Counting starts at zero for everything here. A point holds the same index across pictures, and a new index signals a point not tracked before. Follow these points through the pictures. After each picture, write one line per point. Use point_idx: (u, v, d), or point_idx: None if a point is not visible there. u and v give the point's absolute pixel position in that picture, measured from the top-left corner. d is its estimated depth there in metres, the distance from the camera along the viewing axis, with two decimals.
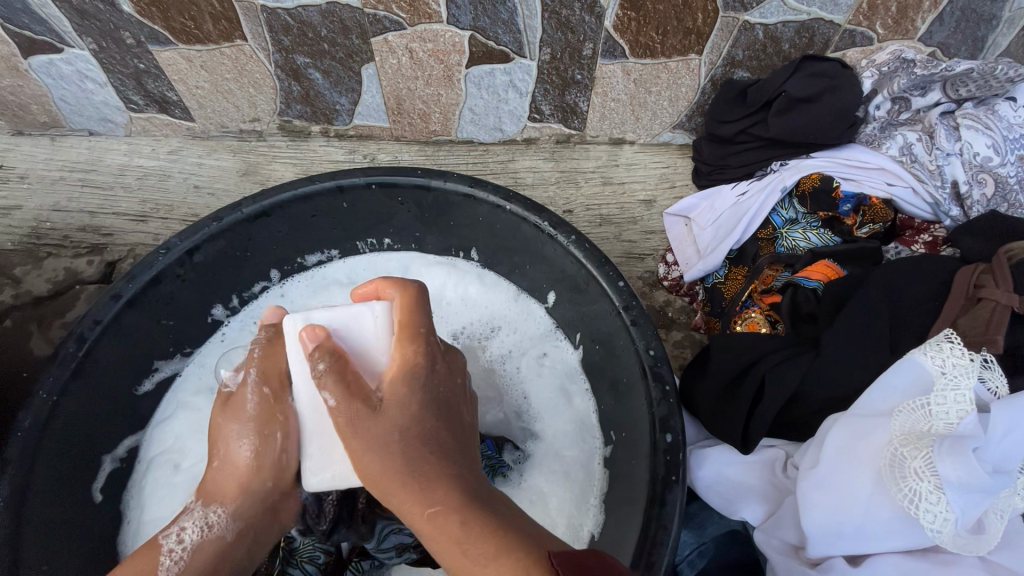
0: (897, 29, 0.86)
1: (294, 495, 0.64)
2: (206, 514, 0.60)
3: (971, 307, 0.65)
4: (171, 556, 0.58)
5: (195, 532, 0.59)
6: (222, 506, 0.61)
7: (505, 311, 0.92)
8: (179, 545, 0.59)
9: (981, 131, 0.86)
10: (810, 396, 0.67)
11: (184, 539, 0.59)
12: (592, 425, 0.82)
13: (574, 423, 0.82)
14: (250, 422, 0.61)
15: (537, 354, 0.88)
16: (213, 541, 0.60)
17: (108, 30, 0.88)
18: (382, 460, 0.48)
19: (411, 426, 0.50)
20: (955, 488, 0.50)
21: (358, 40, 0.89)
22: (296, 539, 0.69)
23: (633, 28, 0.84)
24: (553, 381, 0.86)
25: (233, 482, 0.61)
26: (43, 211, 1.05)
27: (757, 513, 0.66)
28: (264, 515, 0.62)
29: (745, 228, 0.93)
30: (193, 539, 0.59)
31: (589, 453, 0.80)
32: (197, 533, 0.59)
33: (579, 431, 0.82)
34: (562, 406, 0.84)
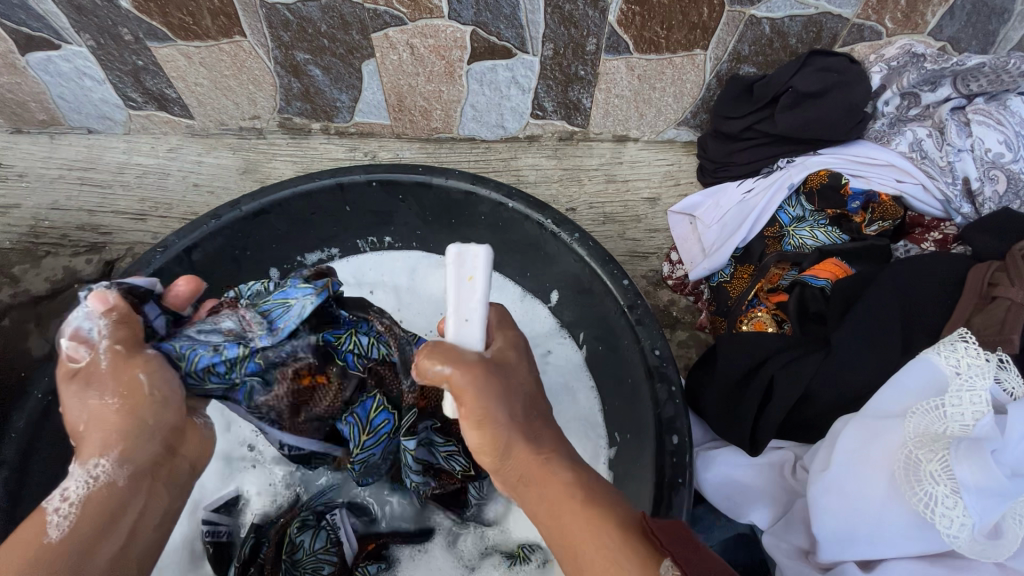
0: (907, 23, 0.85)
1: (188, 438, 0.61)
2: (90, 466, 0.54)
3: (985, 306, 0.63)
4: (56, 514, 0.51)
5: (80, 487, 0.53)
6: (105, 454, 0.55)
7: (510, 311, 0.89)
8: (61, 503, 0.52)
9: (992, 127, 0.84)
10: (820, 396, 0.66)
11: (68, 497, 0.52)
12: (597, 425, 0.80)
13: (578, 422, 0.80)
14: (103, 379, 0.56)
15: (540, 354, 0.86)
16: (103, 490, 0.54)
17: (106, 26, 0.87)
18: (496, 411, 0.51)
19: (526, 401, 0.55)
20: (972, 492, 0.48)
21: (359, 36, 0.88)
22: (299, 550, 0.68)
23: (638, 23, 0.83)
24: (555, 381, 0.83)
25: (113, 434, 0.55)
26: (41, 210, 1.04)
27: (766, 516, 0.65)
28: (159, 459, 0.57)
29: (752, 226, 0.91)
30: (79, 494, 0.53)
31: (592, 451, 0.78)
32: (82, 487, 0.53)
33: (585, 430, 0.80)
34: (564, 406, 0.82)
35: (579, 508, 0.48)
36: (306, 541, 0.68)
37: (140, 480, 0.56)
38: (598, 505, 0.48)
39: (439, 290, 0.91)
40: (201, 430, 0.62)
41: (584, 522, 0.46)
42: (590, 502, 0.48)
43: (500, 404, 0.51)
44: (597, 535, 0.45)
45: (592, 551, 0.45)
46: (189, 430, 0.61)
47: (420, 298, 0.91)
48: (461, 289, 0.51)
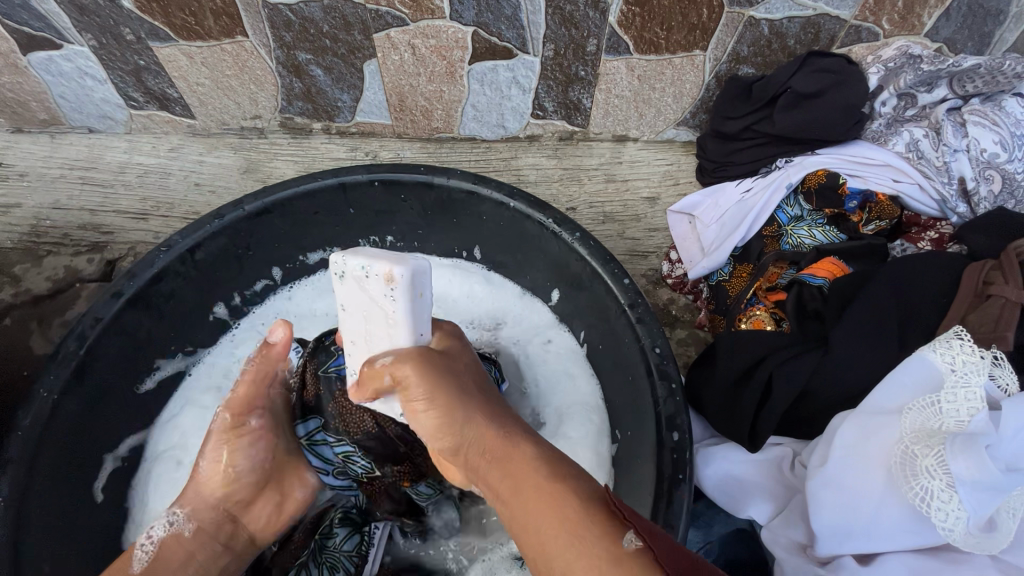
0: (904, 24, 0.86)
1: (253, 512, 0.69)
2: (172, 513, 0.66)
3: (980, 304, 0.64)
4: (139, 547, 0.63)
5: (162, 529, 0.65)
6: (185, 508, 0.66)
7: (509, 305, 0.91)
8: (146, 541, 0.64)
9: (988, 127, 0.85)
10: (819, 393, 0.67)
11: (152, 536, 0.64)
12: (596, 410, 0.81)
13: (578, 407, 0.82)
14: (211, 442, 0.67)
15: (541, 343, 0.88)
16: (173, 539, 0.65)
17: (108, 26, 0.87)
18: (447, 391, 0.52)
19: (479, 385, 0.56)
20: (966, 486, 0.49)
21: (361, 36, 0.88)
22: (331, 538, 0.71)
23: (638, 24, 0.84)
24: (556, 369, 0.86)
25: (203, 492, 0.67)
26: (42, 209, 1.05)
27: (765, 510, 0.65)
28: (222, 523, 0.67)
29: (750, 225, 0.92)
30: (158, 535, 0.65)
31: (597, 434, 0.80)
32: (161, 531, 0.65)
33: (584, 415, 0.81)
34: (565, 394, 0.84)
35: (539, 478, 0.45)
36: (339, 535, 0.71)
37: (202, 540, 0.66)
38: (562, 472, 0.45)
39: (439, 287, 0.92)
40: (271, 503, 0.70)
41: (542, 490, 0.43)
42: (549, 471, 0.45)
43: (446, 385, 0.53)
44: (559, 502, 0.42)
45: (546, 515, 0.42)
46: (256, 500, 0.69)
47: None
48: (415, 305, 0.54)
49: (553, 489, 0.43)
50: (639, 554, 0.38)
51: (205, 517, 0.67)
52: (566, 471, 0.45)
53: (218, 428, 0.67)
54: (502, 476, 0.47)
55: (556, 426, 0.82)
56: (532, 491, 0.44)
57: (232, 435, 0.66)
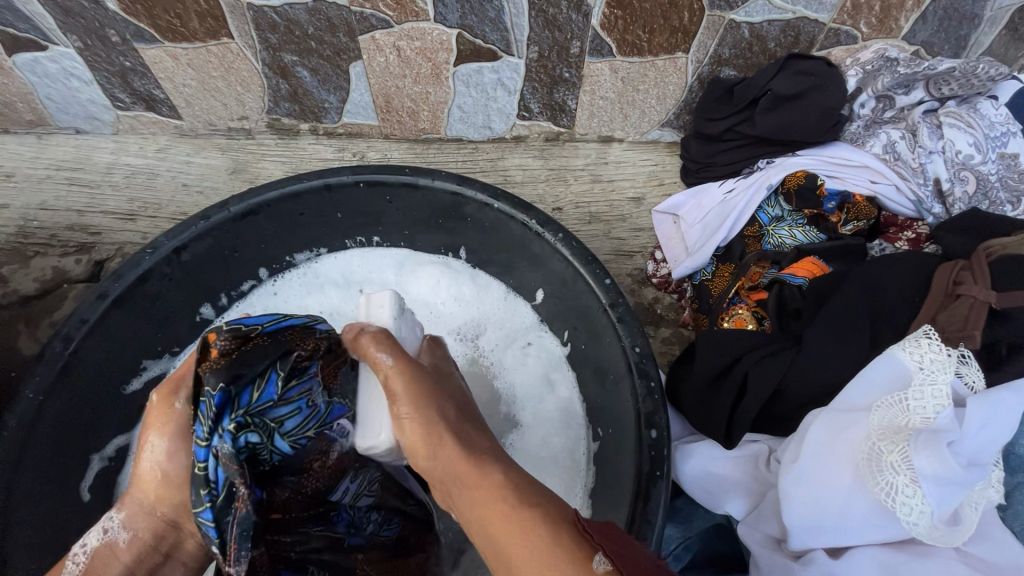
0: (881, 28, 0.87)
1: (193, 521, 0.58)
2: (110, 519, 0.57)
3: (949, 303, 0.66)
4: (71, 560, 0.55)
5: (97, 537, 0.56)
6: (122, 513, 0.57)
7: (492, 310, 0.92)
8: (79, 548, 0.56)
9: (963, 129, 0.87)
10: (792, 391, 0.68)
11: (84, 543, 0.56)
12: (575, 414, 0.83)
13: (559, 410, 0.84)
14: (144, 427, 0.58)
15: (519, 347, 0.89)
16: (107, 550, 0.56)
17: (93, 28, 0.87)
18: (423, 411, 0.55)
19: (456, 411, 0.58)
20: (929, 481, 0.51)
21: (346, 38, 0.89)
22: None
23: (620, 27, 0.85)
24: (535, 372, 0.87)
25: (139, 496, 0.57)
26: (30, 210, 1.05)
27: (741, 506, 0.67)
28: (159, 533, 0.57)
29: (732, 225, 0.94)
30: (93, 544, 0.56)
31: (574, 439, 0.81)
32: (94, 538, 0.56)
33: (563, 420, 0.83)
34: (543, 397, 0.85)
35: (510, 506, 0.47)
36: None
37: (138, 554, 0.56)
38: (528, 500, 0.47)
39: (428, 290, 0.93)
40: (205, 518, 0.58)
41: (511, 519, 0.46)
42: (519, 500, 0.48)
43: (434, 408, 0.56)
44: (528, 530, 0.45)
45: (519, 541, 0.45)
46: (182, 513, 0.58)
47: (412, 298, 0.93)
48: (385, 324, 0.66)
49: (520, 514, 0.46)
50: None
51: (139, 524, 0.57)
52: (533, 498, 0.48)
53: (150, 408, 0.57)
54: (471, 501, 0.50)
55: (536, 429, 0.83)
56: (505, 516, 0.47)
57: (157, 423, 0.56)
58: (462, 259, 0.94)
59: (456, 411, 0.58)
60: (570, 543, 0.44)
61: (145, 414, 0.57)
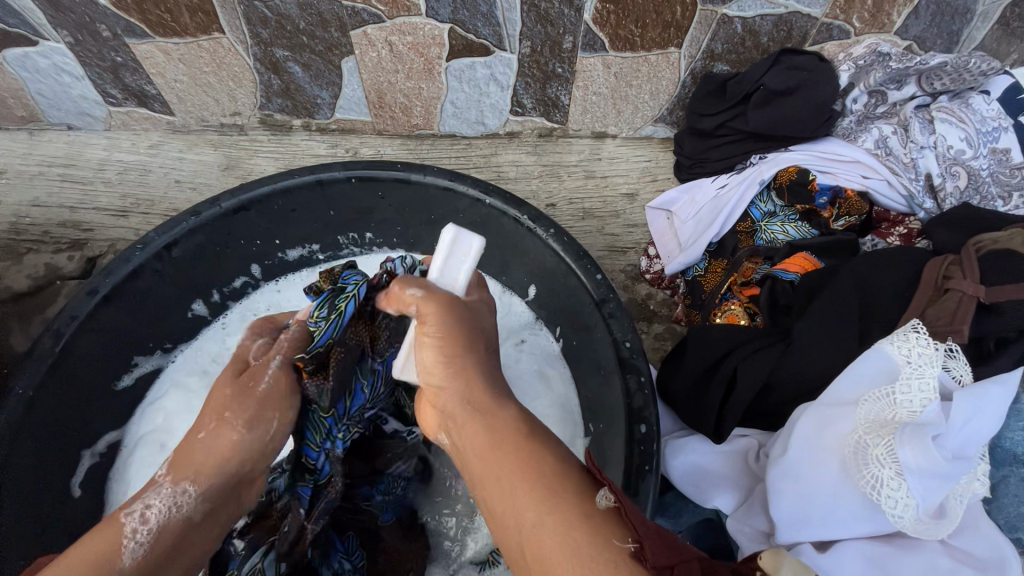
0: (874, 22, 0.87)
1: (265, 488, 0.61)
2: (178, 493, 0.53)
3: (938, 298, 0.66)
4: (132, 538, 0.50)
5: (162, 514, 0.52)
6: (195, 484, 0.54)
7: None
8: (140, 526, 0.51)
9: (955, 124, 0.87)
10: (782, 385, 0.68)
11: (147, 519, 0.51)
12: (572, 409, 0.83)
13: (556, 406, 0.83)
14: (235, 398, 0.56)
15: (513, 344, 0.89)
16: (177, 523, 0.53)
17: (83, 23, 0.87)
18: (458, 330, 0.51)
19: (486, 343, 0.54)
20: (914, 474, 0.51)
21: (338, 33, 0.89)
22: None
23: (612, 22, 0.84)
24: (529, 367, 0.87)
25: (217, 467, 0.55)
26: (22, 207, 1.05)
27: (729, 501, 0.67)
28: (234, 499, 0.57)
29: (724, 221, 0.94)
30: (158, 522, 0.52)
31: (569, 434, 0.81)
32: (160, 515, 0.52)
33: (560, 419, 0.82)
34: (539, 393, 0.84)
35: (523, 439, 0.46)
36: None
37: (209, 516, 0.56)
38: (539, 440, 0.46)
39: None
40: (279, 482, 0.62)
41: (521, 456, 0.44)
42: (534, 436, 0.46)
43: (469, 339, 0.52)
44: (534, 463, 0.44)
45: (524, 474, 0.43)
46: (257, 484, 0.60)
47: None
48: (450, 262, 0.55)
49: (529, 450, 0.45)
50: (611, 512, 0.41)
51: (217, 498, 0.56)
52: (546, 440, 0.46)
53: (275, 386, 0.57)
54: (481, 431, 0.47)
55: None
56: (517, 447, 0.45)
57: (279, 403, 0.58)
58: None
59: (488, 347, 0.55)
60: (578, 481, 0.43)
61: (265, 392, 0.57)
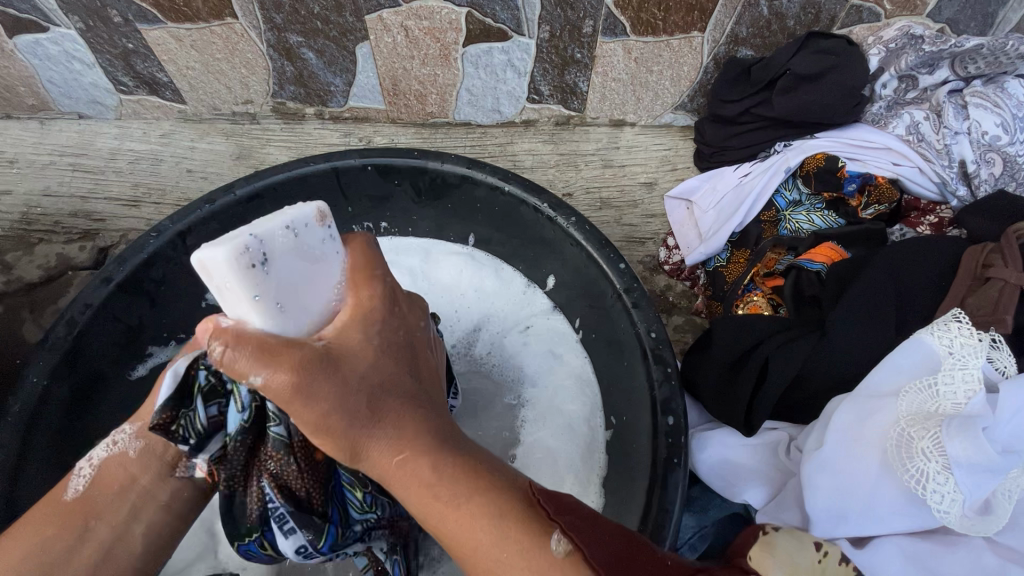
0: (906, 4, 0.84)
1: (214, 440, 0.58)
2: (120, 430, 0.57)
3: (979, 287, 0.64)
4: (77, 474, 0.55)
5: (104, 450, 0.56)
6: (133, 424, 0.57)
7: (513, 300, 0.88)
8: (88, 463, 0.56)
9: (990, 109, 0.84)
10: (814, 378, 0.66)
11: (92, 458, 0.56)
12: (588, 382, 0.80)
13: (573, 379, 0.81)
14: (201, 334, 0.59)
15: (522, 330, 0.86)
16: (119, 458, 0.56)
17: (95, 8, 0.86)
18: (332, 415, 0.41)
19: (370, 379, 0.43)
20: (962, 468, 0.49)
21: (352, 18, 0.87)
22: None
23: (634, 5, 0.82)
24: (540, 349, 0.84)
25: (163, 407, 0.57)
26: (33, 196, 1.04)
27: (759, 495, 0.65)
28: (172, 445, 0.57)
29: (747, 211, 0.92)
30: (99, 458, 0.56)
31: (591, 406, 0.78)
32: (105, 451, 0.56)
33: (579, 388, 0.80)
34: (556, 370, 0.82)
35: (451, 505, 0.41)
36: None
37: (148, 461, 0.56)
38: (472, 484, 0.41)
39: (450, 278, 0.89)
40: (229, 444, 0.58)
41: (457, 504, 0.41)
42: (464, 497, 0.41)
43: (340, 407, 0.41)
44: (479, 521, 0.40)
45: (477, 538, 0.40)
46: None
47: (432, 284, 0.89)
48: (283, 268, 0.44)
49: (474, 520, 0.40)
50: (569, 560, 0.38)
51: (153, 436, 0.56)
52: (485, 485, 0.41)
53: (193, 335, 0.56)
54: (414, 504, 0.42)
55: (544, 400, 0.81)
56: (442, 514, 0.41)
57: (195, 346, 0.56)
58: (478, 248, 0.90)
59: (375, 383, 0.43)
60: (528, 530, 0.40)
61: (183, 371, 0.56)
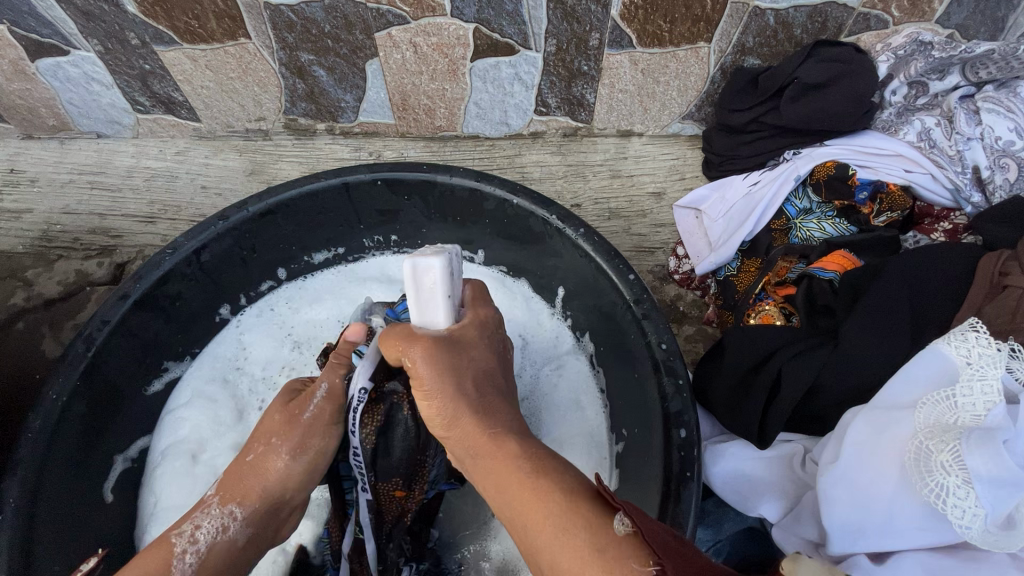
0: (914, 11, 0.84)
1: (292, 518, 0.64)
2: (226, 514, 0.58)
3: (996, 295, 0.63)
4: (181, 560, 0.54)
5: (210, 534, 0.56)
6: (241, 510, 0.58)
7: (529, 321, 0.89)
8: (191, 546, 0.55)
9: (1003, 115, 0.83)
10: (829, 389, 0.66)
11: (197, 539, 0.56)
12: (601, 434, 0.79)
13: (584, 434, 0.80)
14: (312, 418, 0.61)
15: (552, 368, 0.85)
16: (224, 544, 0.57)
17: (113, 31, 0.88)
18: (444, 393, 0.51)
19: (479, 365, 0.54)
20: (984, 482, 0.48)
21: (362, 35, 0.88)
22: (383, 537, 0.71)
23: (640, 17, 0.83)
24: (565, 386, 0.84)
25: (267, 492, 0.60)
26: (53, 214, 1.06)
27: (775, 509, 0.64)
28: (267, 530, 0.61)
29: (760, 217, 0.91)
30: (205, 541, 0.56)
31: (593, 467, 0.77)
32: (210, 536, 0.56)
33: (588, 444, 0.79)
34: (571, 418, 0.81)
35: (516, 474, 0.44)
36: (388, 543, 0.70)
37: (248, 545, 0.59)
38: (546, 466, 0.45)
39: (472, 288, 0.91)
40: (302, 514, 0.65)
41: (529, 482, 0.43)
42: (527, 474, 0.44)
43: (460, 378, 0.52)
44: (546, 499, 0.42)
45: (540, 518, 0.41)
46: (293, 516, 0.64)
47: None
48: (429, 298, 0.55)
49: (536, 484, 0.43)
50: (629, 539, 0.39)
51: (260, 522, 0.60)
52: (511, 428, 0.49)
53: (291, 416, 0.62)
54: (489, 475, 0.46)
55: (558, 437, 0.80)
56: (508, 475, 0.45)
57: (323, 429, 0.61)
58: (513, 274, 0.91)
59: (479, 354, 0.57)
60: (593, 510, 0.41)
61: (311, 464, 0.61)
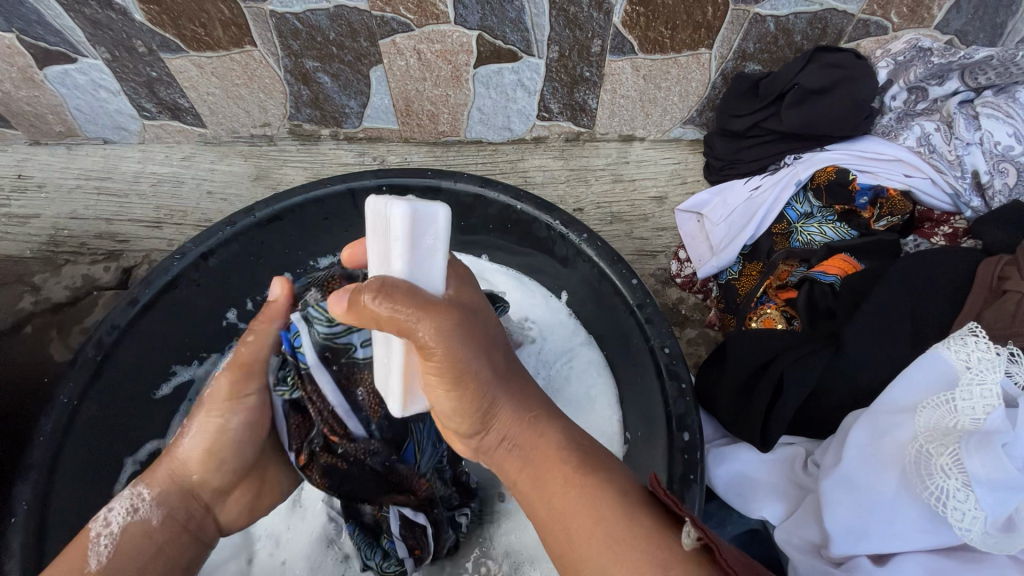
0: (913, 17, 0.85)
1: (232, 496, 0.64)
2: (136, 496, 0.59)
3: (995, 300, 0.64)
4: (97, 540, 0.55)
5: (122, 516, 0.57)
6: (150, 490, 0.60)
7: (539, 315, 0.86)
8: (105, 528, 0.56)
9: (1002, 120, 0.85)
10: (831, 392, 0.67)
11: (111, 522, 0.57)
12: (613, 432, 0.77)
13: (595, 433, 0.78)
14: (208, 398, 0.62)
15: (562, 365, 0.83)
16: (140, 526, 0.57)
17: (120, 39, 0.89)
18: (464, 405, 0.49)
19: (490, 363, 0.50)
20: (983, 485, 0.49)
21: (366, 42, 0.89)
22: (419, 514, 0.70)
23: (642, 24, 0.84)
24: (575, 384, 0.82)
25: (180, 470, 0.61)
26: (60, 219, 1.07)
27: (778, 510, 0.65)
28: (192, 508, 0.61)
29: (761, 221, 0.92)
30: (119, 524, 0.57)
31: None
32: (123, 517, 0.57)
33: (599, 443, 0.77)
34: (580, 417, 0.79)
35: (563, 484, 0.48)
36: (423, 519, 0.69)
37: (171, 525, 0.59)
38: (590, 476, 0.48)
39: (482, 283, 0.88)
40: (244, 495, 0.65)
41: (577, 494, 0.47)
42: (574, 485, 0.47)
43: (474, 377, 0.48)
44: (596, 502, 0.46)
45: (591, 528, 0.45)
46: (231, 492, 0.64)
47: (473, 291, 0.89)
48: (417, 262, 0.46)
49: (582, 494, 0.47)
50: (693, 555, 0.42)
51: (174, 500, 0.60)
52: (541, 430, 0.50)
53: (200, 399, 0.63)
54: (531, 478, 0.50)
55: None
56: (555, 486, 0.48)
57: (224, 404, 0.62)
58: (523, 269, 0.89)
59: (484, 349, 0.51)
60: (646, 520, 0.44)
61: (227, 433, 0.61)
